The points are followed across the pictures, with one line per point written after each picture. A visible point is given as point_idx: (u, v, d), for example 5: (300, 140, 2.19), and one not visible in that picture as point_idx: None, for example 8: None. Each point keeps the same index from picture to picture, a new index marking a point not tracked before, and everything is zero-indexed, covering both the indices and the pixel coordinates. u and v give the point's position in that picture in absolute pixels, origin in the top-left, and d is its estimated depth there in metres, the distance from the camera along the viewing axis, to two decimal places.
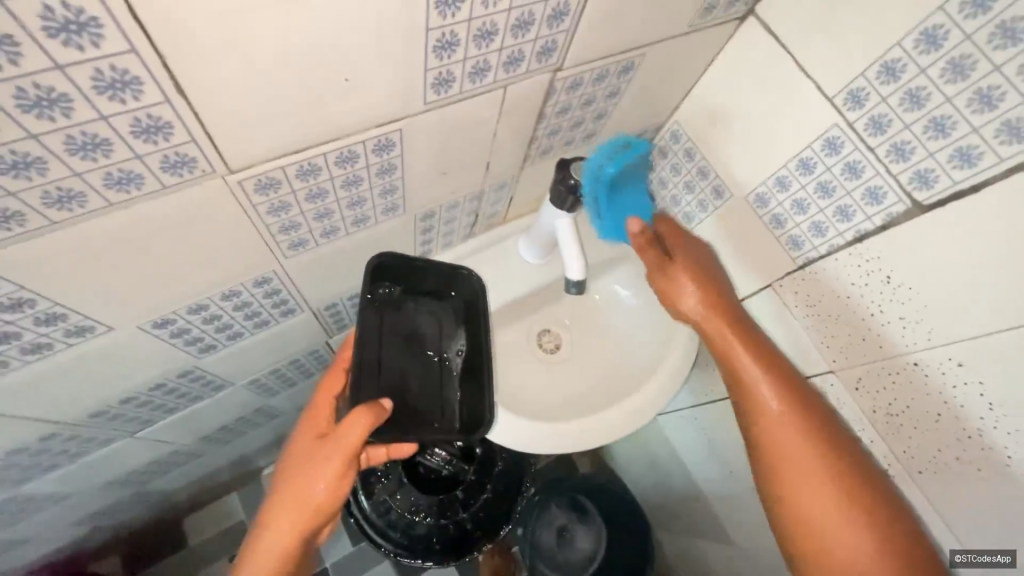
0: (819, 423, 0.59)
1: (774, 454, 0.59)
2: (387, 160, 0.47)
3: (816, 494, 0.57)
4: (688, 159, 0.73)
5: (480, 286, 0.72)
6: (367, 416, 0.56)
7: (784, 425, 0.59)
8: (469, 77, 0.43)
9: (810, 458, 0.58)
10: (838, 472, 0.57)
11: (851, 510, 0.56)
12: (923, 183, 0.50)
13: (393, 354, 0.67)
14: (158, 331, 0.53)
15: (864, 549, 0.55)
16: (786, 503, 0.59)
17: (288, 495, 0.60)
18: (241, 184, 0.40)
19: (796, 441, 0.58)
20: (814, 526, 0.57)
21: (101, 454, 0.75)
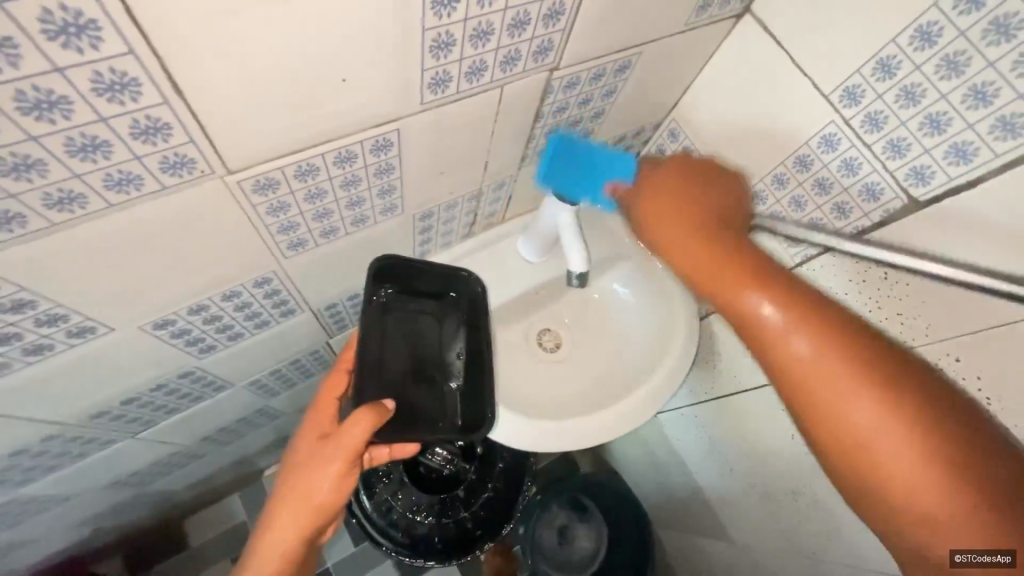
0: (838, 329, 0.49)
1: (794, 364, 0.49)
2: (385, 160, 0.48)
3: (854, 404, 0.46)
4: (686, 157, 0.73)
5: (480, 288, 0.72)
6: (369, 417, 0.56)
7: (785, 327, 0.50)
8: (466, 76, 0.43)
9: (825, 364, 0.48)
10: (871, 378, 0.46)
11: (890, 422, 0.44)
12: (919, 179, 0.50)
13: (394, 353, 0.67)
14: (159, 331, 0.53)
15: (907, 467, 0.43)
16: (823, 426, 0.48)
17: (291, 493, 0.60)
18: (240, 185, 0.40)
19: (806, 344, 0.49)
20: (858, 445, 0.46)
21: (103, 455, 0.76)
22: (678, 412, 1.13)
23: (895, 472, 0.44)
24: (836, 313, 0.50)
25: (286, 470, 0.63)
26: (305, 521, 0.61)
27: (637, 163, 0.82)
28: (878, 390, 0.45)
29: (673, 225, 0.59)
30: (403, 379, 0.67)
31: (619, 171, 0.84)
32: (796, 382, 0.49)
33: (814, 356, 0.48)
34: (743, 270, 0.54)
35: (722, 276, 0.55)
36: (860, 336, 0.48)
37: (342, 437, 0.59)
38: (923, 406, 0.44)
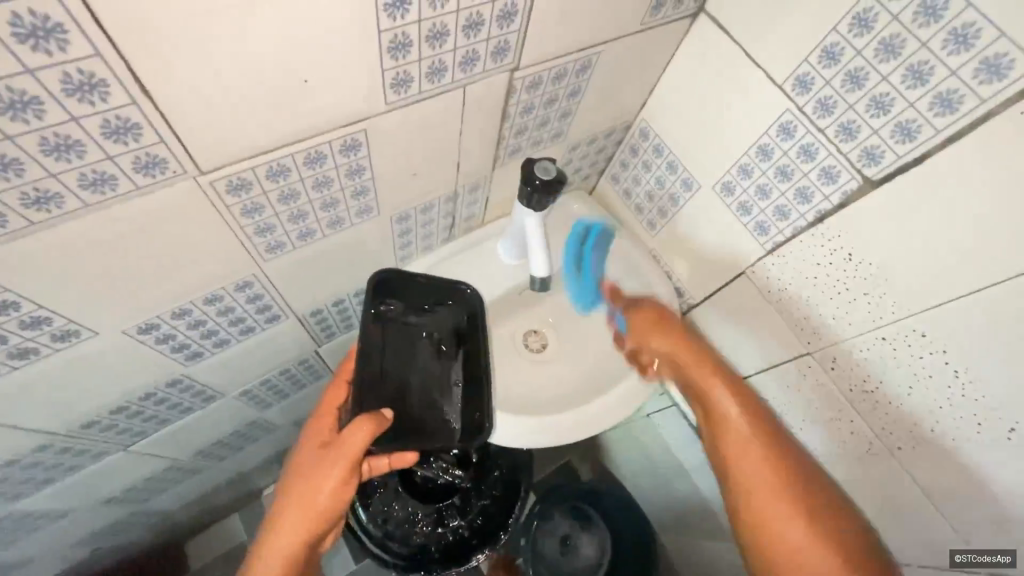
0: (782, 454, 0.68)
1: (740, 448, 0.68)
2: (355, 160, 0.50)
3: (769, 495, 0.66)
4: (658, 155, 0.76)
5: (479, 300, 0.75)
6: (368, 425, 0.59)
7: (750, 447, 0.68)
8: (427, 77, 0.45)
9: (764, 468, 0.67)
10: (789, 485, 0.66)
11: (804, 522, 0.64)
12: (871, 160, 0.52)
13: (394, 365, 0.72)
14: (144, 337, 0.55)
15: (797, 529, 0.64)
16: (751, 508, 0.67)
17: (295, 501, 0.62)
18: (213, 185, 0.42)
19: (756, 455, 0.68)
20: (774, 525, 0.65)
21: (95, 469, 0.77)
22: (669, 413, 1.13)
23: (797, 536, 0.64)
24: (778, 439, 0.69)
25: (287, 478, 0.64)
26: (308, 530, 0.62)
27: (611, 164, 0.84)
28: (805, 503, 0.65)
29: (682, 344, 0.74)
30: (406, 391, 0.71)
31: (596, 173, 0.87)
32: (743, 483, 0.68)
33: (761, 462, 0.67)
34: (716, 366, 0.73)
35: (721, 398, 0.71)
36: (795, 464, 0.68)
37: (344, 445, 0.61)
38: (821, 506, 0.66)
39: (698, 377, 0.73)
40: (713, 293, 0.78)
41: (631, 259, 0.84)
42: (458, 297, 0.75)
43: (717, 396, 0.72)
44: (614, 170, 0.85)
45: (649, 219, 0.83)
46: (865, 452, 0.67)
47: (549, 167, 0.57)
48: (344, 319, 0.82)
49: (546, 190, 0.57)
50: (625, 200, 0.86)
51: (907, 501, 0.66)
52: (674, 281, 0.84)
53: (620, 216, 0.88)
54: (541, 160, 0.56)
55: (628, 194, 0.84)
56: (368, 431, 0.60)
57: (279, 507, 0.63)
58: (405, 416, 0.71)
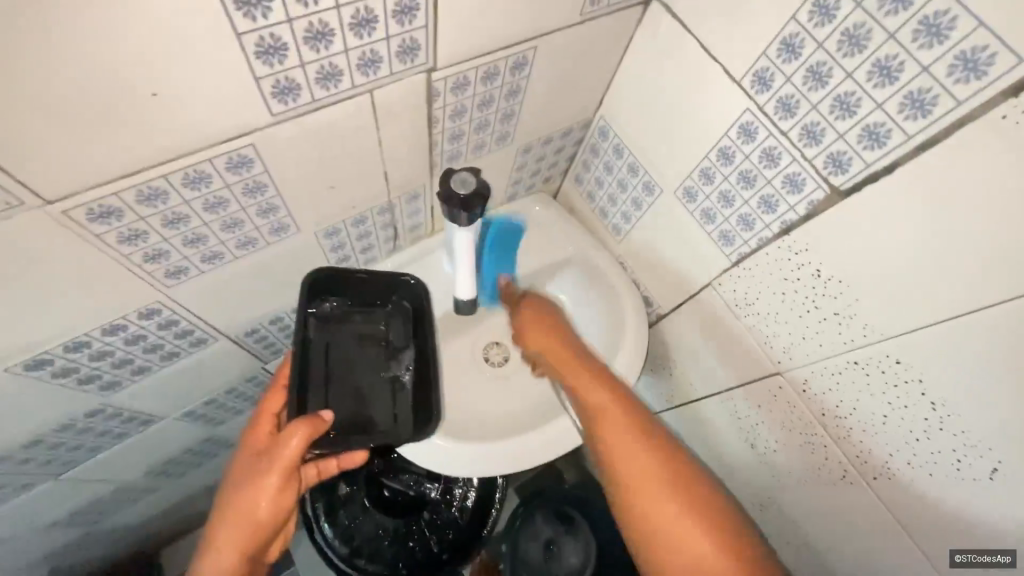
0: (664, 447, 0.60)
1: (612, 438, 0.60)
2: (251, 178, 0.44)
3: (652, 487, 0.57)
4: (618, 156, 0.70)
5: (426, 291, 0.70)
6: (306, 427, 0.55)
7: (620, 435, 0.60)
8: (318, 83, 0.39)
9: (654, 470, 0.58)
10: (677, 482, 0.58)
11: (689, 517, 0.56)
12: (837, 167, 0.45)
13: (341, 366, 0.66)
14: (36, 372, 0.50)
15: (698, 542, 0.55)
16: (636, 510, 0.58)
17: (232, 511, 0.57)
18: (69, 215, 0.37)
19: (632, 448, 0.60)
20: (659, 529, 0.56)
21: (26, 499, 0.73)
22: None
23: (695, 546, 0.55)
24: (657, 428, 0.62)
25: (223, 490, 0.60)
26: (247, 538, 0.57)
27: (574, 165, 0.78)
28: (681, 484, 0.58)
29: (568, 362, 0.67)
30: (354, 393, 0.66)
31: (559, 174, 0.80)
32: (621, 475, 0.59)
33: (644, 465, 0.58)
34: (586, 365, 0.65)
35: (592, 397, 0.63)
36: (679, 456, 0.60)
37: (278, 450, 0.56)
38: (708, 500, 0.57)
39: (567, 372, 0.66)
40: (681, 305, 0.72)
41: (595, 267, 0.78)
42: (404, 290, 0.70)
43: (590, 388, 0.63)
44: (577, 172, 0.79)
45: (613, 224, 0.77)
46: (839, 480, 0.62)
47: (470, 179, 0.52)
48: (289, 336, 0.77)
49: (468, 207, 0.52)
50: (590, 203, 0.80)
51: (882, 528, 0.60)
52: (642, 291, 0.78)
53: (587, 220, 0.82)
54: (458, 172, 0.52)
55: (592, 198, 0.78)
56: (304, 437, 0.56)
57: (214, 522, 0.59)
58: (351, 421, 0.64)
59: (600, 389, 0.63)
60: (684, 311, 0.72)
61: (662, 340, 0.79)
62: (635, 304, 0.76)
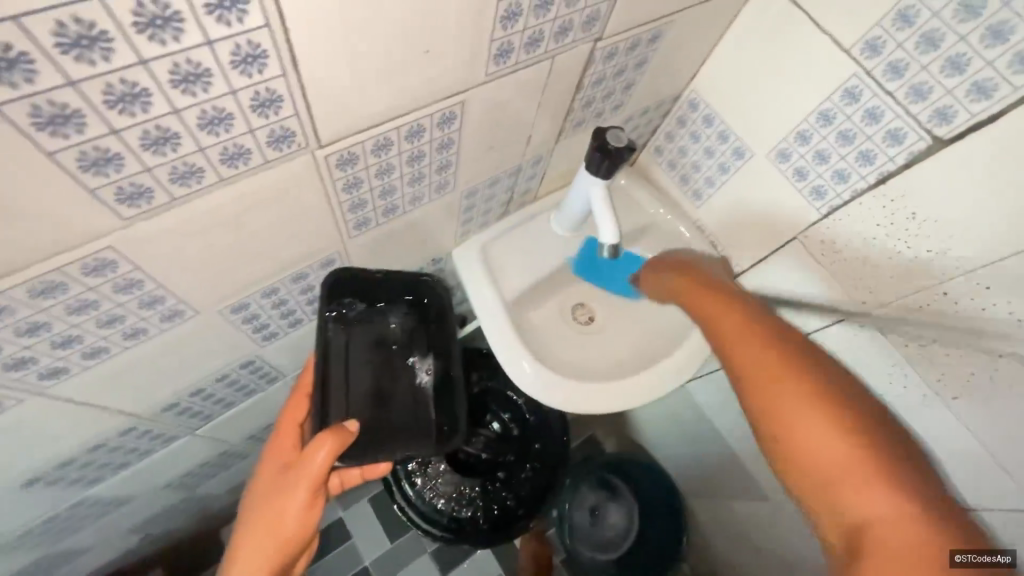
0: (833, 392, 0.52)
1: (752, 358, 0.55)
2: (447, 134, 0.50)
3: (814, 413, 0.50)
4: (707, 126, 0.77)
5: (445, 294, 0.75)
6: (330, 444, 0.58)
7: (766, 357, 0.54)
8: (526, 47, 0.46)
9: (819, 418, 0.50)
10: (854, 432, 0.49)
11: (863, 459, 0.48)
12: (942, 120, 0.54)
13: (362, 374, 0.72)
14: (234, 316, 0.56)
15: (876, 494, 0.47)
16: (791, 445, 0.50)
17: (263, 522, 0.62)
18: (327, 160, 0.43)
19: (783, 370, 0.53)
20: (830, 467, 0.49)
21: (163, 454, 0.78)
22: (712, 391, 1.11)
23: (869, 500, 0.47)
24: (828, 372, 0.53)
25: (251, 501, 0.65)
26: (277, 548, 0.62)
27: (656, 137, 0.86)
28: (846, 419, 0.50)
29: (726, 312, 0.60)
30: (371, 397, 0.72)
31: (640, 145, 0.88)
32: (775, 415, 0.52)
33: (769, 361, 0.54)
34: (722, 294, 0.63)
35: (744, 343, 0.56)
36: (808, 353, 0.55)
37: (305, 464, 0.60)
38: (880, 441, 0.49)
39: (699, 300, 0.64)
40: (761, 260, 0.80)
41: (672, 230, 0.86)
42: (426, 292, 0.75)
43: (726, 312, 0.60)
44: (658, 143, 0.86)
45: (694, 190, 0.84)
46: (916, 404, 0.71)
47: (620, 135, 0.60)
48: None
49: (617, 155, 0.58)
50: (670, 172, 0.87)
51: (957, 444, 0.69)
52: (720, 250, 0.86)
53: (664, 188, 0.90)
54: (612, 129, 0.59)
55: (672, 166, 0.86)
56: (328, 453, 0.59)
57: (241, 533, 0.64)
58: (374, 424, 0.71)
59: (739, 314, 0.59)
60: (764, 266, 0.80)
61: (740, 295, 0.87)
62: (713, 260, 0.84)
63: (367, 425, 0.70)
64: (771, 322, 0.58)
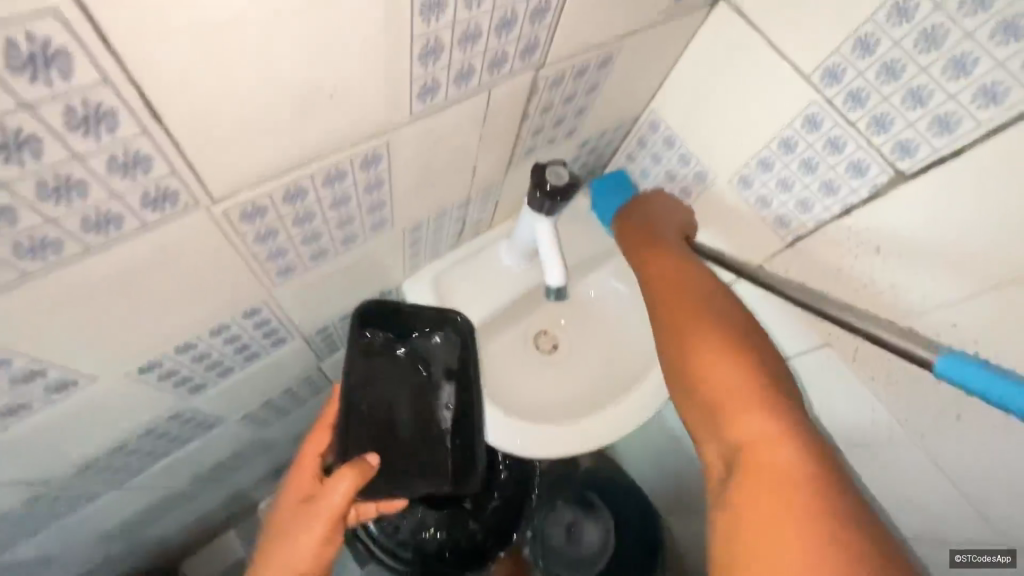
0: (740, 332, 0.51)
1: (664, 297, 0.56)
2: (375, 175, 0.46)
3: (713, 348, 0.49)
4: (668, 148, 0.73)
5: (470, 333, 0.71)
6: (355, 473, 0.58)
7: (677, 294, 0.55)
8: (455, 82, 0.41)
9: (717, 353, 0.49)
10: (752, 369, 0.47)
11: (754, 395, 0.46)
12: (905, 152, 0.51)
13: (387, 402, 0.72)
14: (144, 377, 0.50)
15: (766, 428, 0.44)
16: (699, 373, 0.49)
17: (274, 567, 0.57)
18: (227, 215, 0.38)
19: (687, 301, 0.54)
20: (730, 397, 0.46)
21: (89, 511, 0.71)
22: None
23: (755, 432, 0.44)
24: (742, 320, 0.52)
25: (262, 547, 0.60)
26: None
27: (617, 158, 0.82)
28: (750, 355, 0.49)
29: (653, 258, 0.60)
30: (390, 429, 0.71)
31: (602, 167, 0.84)
32: (681, 353, 0.51)
33: (678, 300, 0.54)
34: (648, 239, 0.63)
35: (665, 286, 0.57)
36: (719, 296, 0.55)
37: (325, 497, 0.58)
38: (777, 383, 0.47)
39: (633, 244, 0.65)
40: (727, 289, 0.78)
41: None
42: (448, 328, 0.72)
43: (650, 256, 0.61)
44: (620, 164, 0.82)
45: None
46: (884, 437, 0.69)
47: (562, 172, 0.59)
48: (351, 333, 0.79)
49: (560, 194, 0.59)
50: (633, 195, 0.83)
51: (926, 477, 0.67)
52: None
53: None
54: (554, 165, 0.59)
55: (635, 188, 0.82)
56: (352, 482, 0.58)
57: None
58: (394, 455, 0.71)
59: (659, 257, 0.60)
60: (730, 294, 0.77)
61: None
62: None
63: (386, 457, 0.70)
64: (698, 269, 0.58)
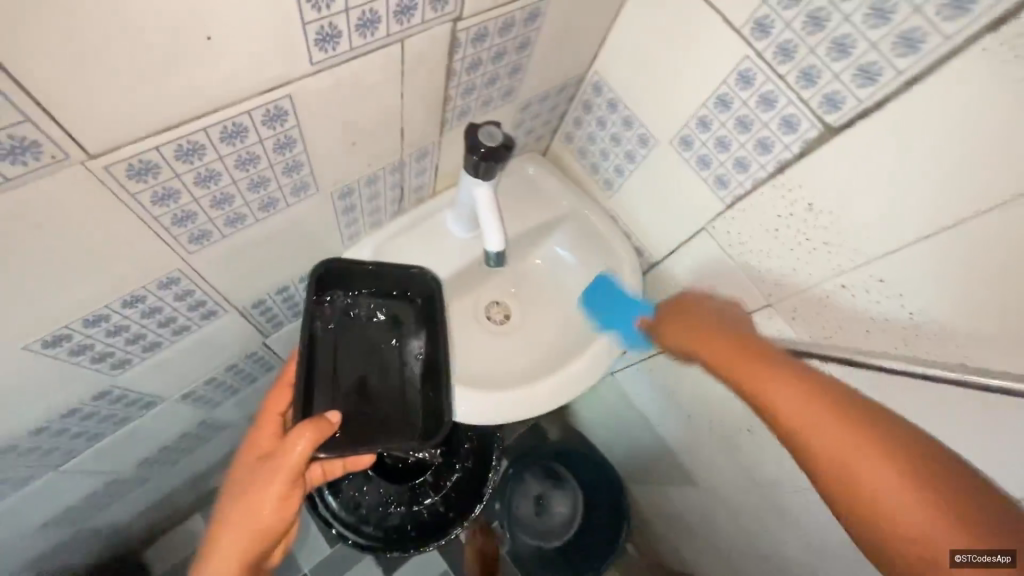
0: (863, 414, 0.46)
1: (758, 379, 0.51)
2: (283, 132, 0.44)
3: (842, 438, 0.45)
4: (613, 111, 0.72)
5: (434, 285, 0.70)
6: (312, 429, 0.53)
7: (763, 372, 0.51)
8: (358, 31, 0.40)
9: (824, 431, 0.46)
10: (885, 447, 0.44)
11: (895, 481, 0.43)
12: (832, 106, 0.51)
13: (353, 361, 0.68)
14: (51, 351, 0.48)
15: (916, 521, 0.41)
16: (826, 472, 0.45)
17: (234, 521, 0.53)
18: (109, 171, 0.36)
19: (774, 377, 0.50)
20: (868, 493, 0.43)
21: (21, 495, 0.69)
22: (642, 378, 1.09)
23: (913, 519, 0.41)
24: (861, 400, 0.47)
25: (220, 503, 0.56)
26: (253, 545, 0.54)
27: (564, 123, 0.80)
28: (873, 432, 0.45)
29: (722, 345, 0.57)
30: (357, 391, 0.67)
31: (550, 133, 0.82)
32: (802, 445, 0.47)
33: (781, 383, 0.50)
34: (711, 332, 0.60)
35: (748, 372, 0.53)
36: (819, 374, 0.50)
37: (282, 454, 0.54)
38: (917, 460, 0.43)
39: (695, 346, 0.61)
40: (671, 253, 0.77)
41: (588, 223, 0.81)
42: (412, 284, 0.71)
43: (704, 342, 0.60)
44: (567, 130, 0.81)
45: (606, 179, 0.79)
46: None
47: (495, 132, 0.58)
48: (295, 309, 0.76)
49: (493, 156, 0.58)
50: (581, 161, 0.82)
51: None
52: (634, 242, 0.82)
53: (579, 178, 0.84)
54: (486, 126, 0.57)
55: (583, 154, 0.80)
56: (311, 438, 0.53)
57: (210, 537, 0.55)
58: (356, 418, 0.65)
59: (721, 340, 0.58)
60: (675, 259, 0.77)
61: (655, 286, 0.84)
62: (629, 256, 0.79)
63: (350, 418, 0.64)
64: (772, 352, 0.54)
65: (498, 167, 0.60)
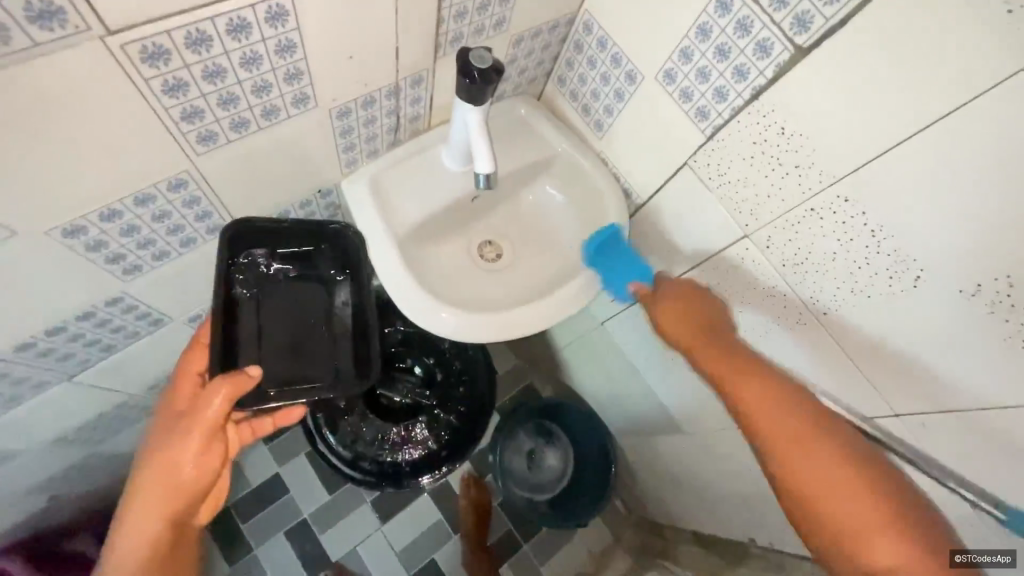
0: (857, 467, 0.55)
1: (774, 425, 0.58)
2: (284, 34, 0.47)
3: (842, 492, 0.54)
4: (601, 48, 0.75)
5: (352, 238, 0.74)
6: (228, 384, 0.55)
7: (777, 415, 0.59)
8: None
9: (836, 475, 0.55)
10: (870, 493, 0.54)
11: (879, 525, 0.52)
12: (801, 27, 0.54)
13: (277, 318, 0.73)
14: (70, 242, 0.52)
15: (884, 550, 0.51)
16: (823, 512, 0.55)
17: (150, 475, 0.54)
18: (125, 50, 0.40)
19: (790, 427, 0.58)
20: (853, 534, 0.53)
21: (38, 404, 0.73)
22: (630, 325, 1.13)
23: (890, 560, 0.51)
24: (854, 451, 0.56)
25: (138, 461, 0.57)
26: (176, 507, 0.55)
27: (557, 66, 0.83)
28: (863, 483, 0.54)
29: (741, 380, 0.62)
30: (284, 346, 0.72)
31: (544, 77, 0.86)
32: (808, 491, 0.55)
33: (794, 435, 0.57)
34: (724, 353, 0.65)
35: (767, 414, 0.59)
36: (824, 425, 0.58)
37: (198, 411, 0.56)
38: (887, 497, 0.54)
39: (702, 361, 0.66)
40: (655, 192, 0.80)
41: (577, 164, 0.84)
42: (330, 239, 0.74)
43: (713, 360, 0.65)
44: (560, 73, 0.84)
45: (596, 120, 0.82)
46: (793, 322, 0.71)
47: (485, 56, 0.61)
48: None
49: (482, 78, 0.61)
50: (573, 103, 0.85)
51: (828, 359, 0.69)
52: (623, 182, 0.84)
53: (571, 122, 0.88)
54: (476, 49, 0.60)
55: (574, 96, 0.83)
56: (227, 394, 0.55)
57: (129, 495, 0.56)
58: (290, 365, 0.72)
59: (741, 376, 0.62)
60: (660, 198, 0.80)
61: (643, 226, 0.86)
62: (617, 196, 0.82)
63: (282, 367, 0.71)
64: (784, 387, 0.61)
65: (488, 91, 0.63)
